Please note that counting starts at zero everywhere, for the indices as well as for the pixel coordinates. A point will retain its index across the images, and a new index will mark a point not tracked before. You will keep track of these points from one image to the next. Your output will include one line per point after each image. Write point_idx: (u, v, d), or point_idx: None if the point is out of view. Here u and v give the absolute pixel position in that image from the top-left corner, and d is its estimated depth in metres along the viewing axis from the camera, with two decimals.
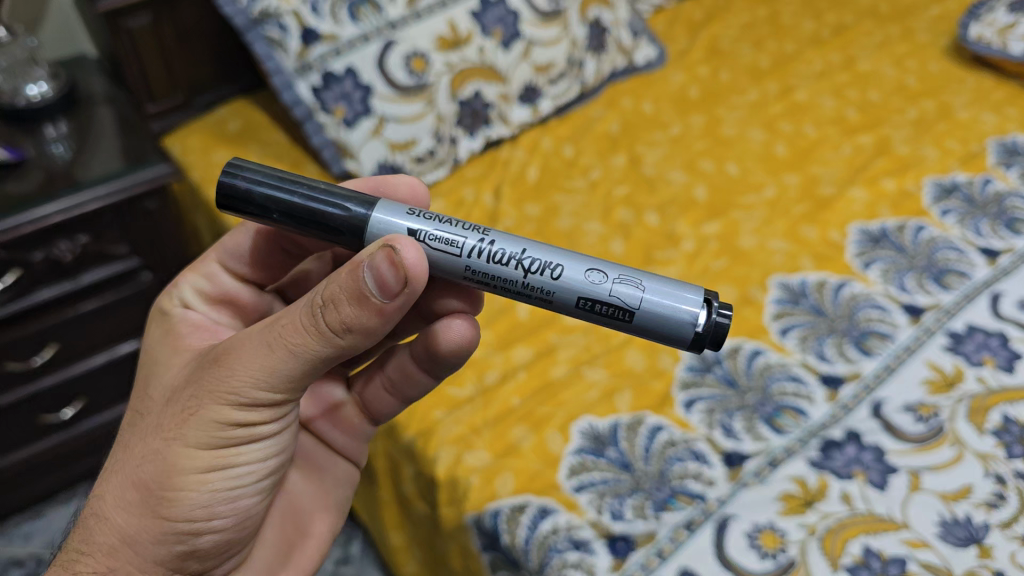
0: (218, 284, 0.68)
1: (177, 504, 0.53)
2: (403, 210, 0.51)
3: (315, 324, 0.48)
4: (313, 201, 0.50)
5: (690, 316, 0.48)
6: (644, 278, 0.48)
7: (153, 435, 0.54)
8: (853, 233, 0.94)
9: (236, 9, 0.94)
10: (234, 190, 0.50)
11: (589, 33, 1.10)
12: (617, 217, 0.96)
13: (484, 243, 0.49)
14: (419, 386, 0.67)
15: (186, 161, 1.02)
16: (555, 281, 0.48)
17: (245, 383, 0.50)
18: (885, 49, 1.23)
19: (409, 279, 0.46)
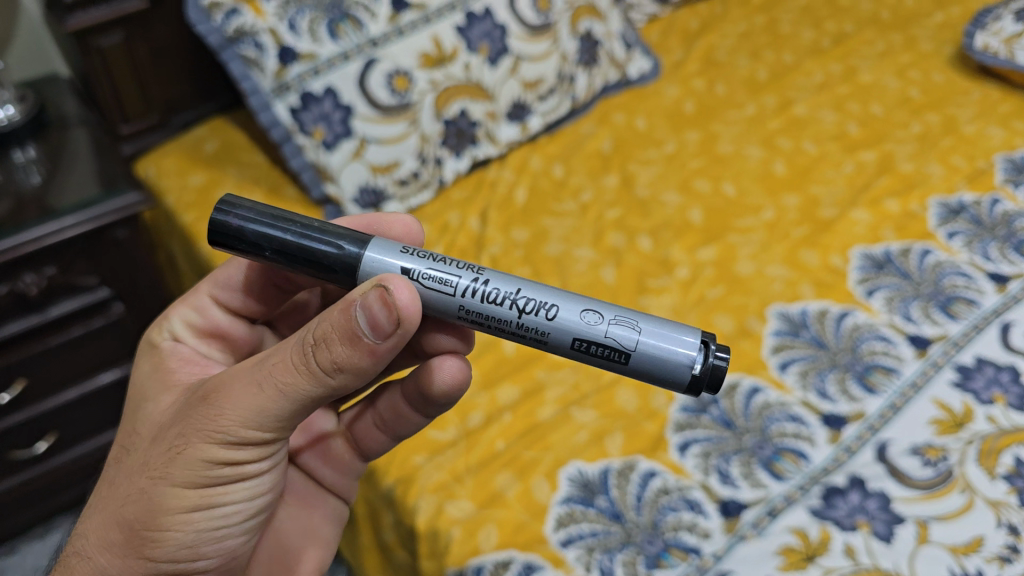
0: (210, 317, 0.65)
1: (163, 542, 0.51)
2: (396, 248, 0.49)
3: (304, 365, 0.47)
4: (306, 239, 0.48)
5: (688, 358, 0.46)
6: (640, 320, 0.46)
7: (140, 473, 0.51)
8: (856, 257, 0.90)
9: (209, 27, 0.90)
10: (225, 228, 0.48)
11: (580, 46, 1.05)
12: (609, 242, 0.92)
13: (478, 283, 0.47)
14: (411, 426, 0.64)
15: (160, 184, 0.98)
16: (550, 321, 0.46)
17: (234, 423, 0.48)
18: (887, 59, 1.18)
19: (402, 320, 0.45)
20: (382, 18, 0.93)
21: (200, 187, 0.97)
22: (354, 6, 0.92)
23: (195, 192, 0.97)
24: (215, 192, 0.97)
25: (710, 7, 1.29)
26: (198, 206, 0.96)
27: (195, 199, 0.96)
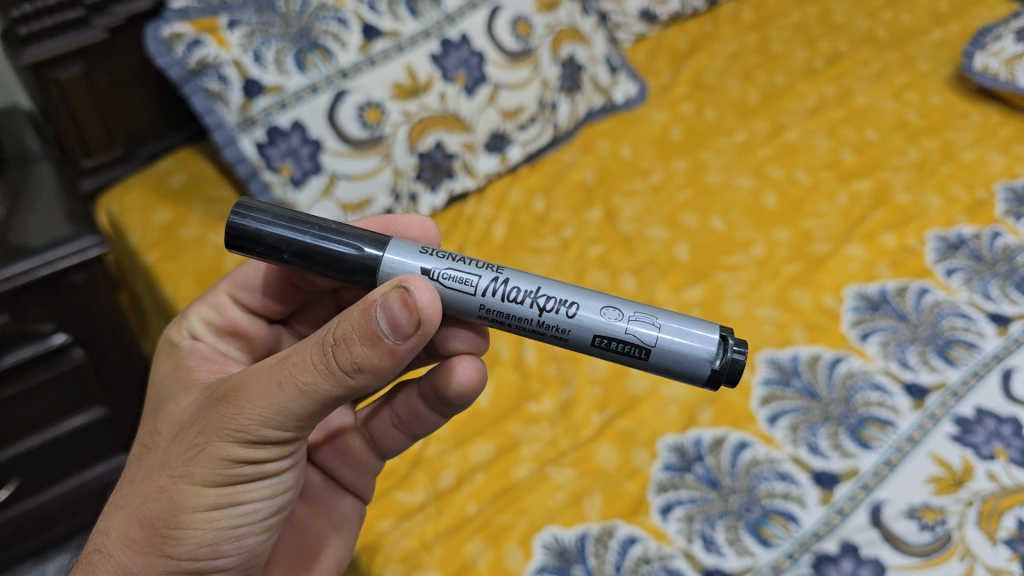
0: (228, 316, 0.64)
1: (182, 544, 0.48)
2: (415, 249, 0.48)
3: (325, 361, 0.44)
4: (325, 241, 0.47)
5: (707, 353, 0.46)
6: (660, 316, 0.46)
7: (159, 471, 0.49)
8: (850, 297, 0.86)
9: (171, 60, 0.86)
10: (243, 231, 0.47)
11: (562, 72, 1.01)
12: (591, 281, 0.88)
13: (498, 282, 0.47)
14: (429, 424, 0.62)
15: (124, 221, 0.94)
16: (571, 319, 0.46)
17: (256, 421, 0.46)
18: (883, 80, 1.14)
19: (423, 321, 0.44)
20: (352, 47, 0.89)
21: (165, 224, 0.93)
22: (323, 36, 0.88)
23: (159, 230, 0.93)
24: (181, 229, 0.93)
25: (700, 25, 1.25)
26: (162, 244, 0.91)
27: (159, 237, 0.92)
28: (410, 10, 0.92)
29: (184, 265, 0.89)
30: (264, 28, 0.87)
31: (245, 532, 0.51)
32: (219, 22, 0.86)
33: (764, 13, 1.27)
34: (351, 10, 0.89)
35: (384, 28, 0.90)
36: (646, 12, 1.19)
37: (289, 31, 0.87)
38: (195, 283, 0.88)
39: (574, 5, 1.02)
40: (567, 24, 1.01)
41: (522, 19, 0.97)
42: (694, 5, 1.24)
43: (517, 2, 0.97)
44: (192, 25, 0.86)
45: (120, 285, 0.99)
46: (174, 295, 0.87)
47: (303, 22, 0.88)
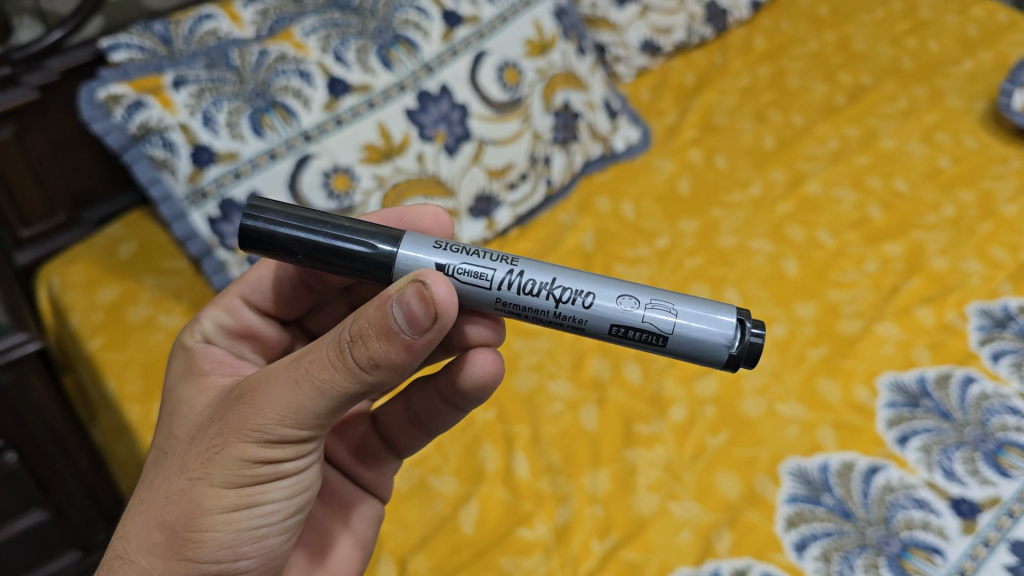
0: (240, 318, 0.61)
1: (203, 549, 0.45)
2: (429, 244, 0.46)
3: (342, 356, 0.42)
4: (339, 239, 0.46)
5: (725, 338, 0.44)
6: (677, 302, 0.45)
7: (177, 474, 0.46)
8: (884, 389, 0.76)
9: (109, 125, 0.75)
10: (255, 232, 0.45)
11: (556, 122, 0.90)
12: (590, 370, 0.77)
13: (513, 275, 0.46)
14: (449, 420, 0.59)
15: (65, 300, 0.84)
16: (587, 309, 0.45)
17: (274, 419, 0.44)
18: (910, 120, 1.04)
19: (441, 314, 0.42)
20: (317, 105, 0.78)
21: (111, 303, 0.83)
22: (283, 93, 0.77)
23: (104, 311, 0.82)
24: (128, 309, 0.82)
25: (708, 56, 1.14)
26: (107, 328, 0.81)
27: (105, 319, 0.82)
28: (382, 61, 0.81)
29: (130, 354, 0.79)
30: (214, 86, 0.76)
31: (268, 537, 0.48)
32: (163, 81, 0.76)
33: (778, 40, 1.16)
34: (314, 62, 0.79)
35: (353, 82, 0.80)
36: (647, 44, 1.09)
37: (244, 89, 0.77)
38: (141, 377, 0.77)
39: (568, 46, 0.92)
40: (561, 67, 0.91)
41: (509, 65, 0.86)
42: (701, 33, 1.13)
43: (503, 46, 0.86)
44: (132, 85, 0.75)
45: (63, 370, 0.88)
46: (118, 390, 0.77)
47: (259, 78, 0.77)
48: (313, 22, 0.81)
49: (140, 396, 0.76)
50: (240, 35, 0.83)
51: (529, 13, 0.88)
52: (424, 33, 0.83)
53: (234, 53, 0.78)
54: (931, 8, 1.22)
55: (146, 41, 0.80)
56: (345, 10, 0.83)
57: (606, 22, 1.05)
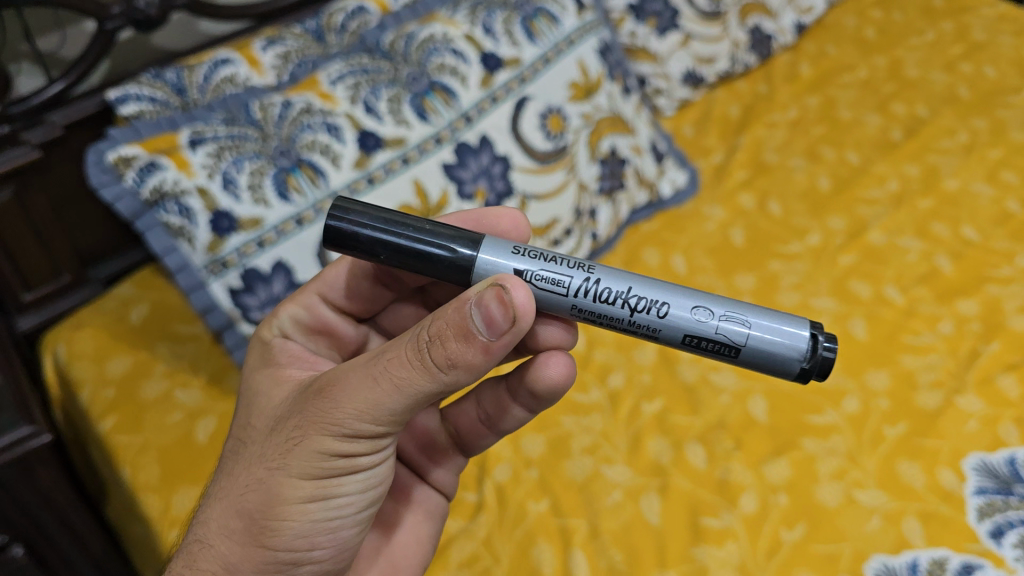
0: (318, 315, 0.63)
1: (282, 535, 0.47)
2: (507, 249, 0.47)
3: (420, 356, 0.44)
4: (419, 243, 0.47)
5: (798, 352, 0.44)
6: (751, 315, 0.44)
7: (258, 463, 0.49)
8: (972, 473, 0.68)
9: (120, 190, 0.68)
10: (342, 233, 0.47)
11: (602, 170, 0.85)
12: (649, 452, 0.71)
13: (590, 282, 0.46)
14: (515, 421, 0.60)
15: (73, 373, 0.77)
16: (662, 319, 0.45)
17: (353, 415, 0.45)
18: (973, 156, 0.96)
19: (518, 318, 0.43)
20: (347, 163, 0.71)
21: (124, 376, 0.76)
22: (309, 150, 0.70)
23: (116, 386, 0.75)
24: (142, 384, 0.76)
25: (752, 85, 1.11)
26: (120, 406, 0.74)
27: (117, 395, 0.75)
28: (417, 112, 0.74)
29: (145, 437, 0.72)
30: (235, 144, 0.69)
31: (340, 527, 0.50)
32: (179, 139, 0.68)
33: (825, 66, 1.12)
34: (343, 114, 0.72)
35: (386, 135, 0.73)
36: (690, 74, 1.06)
37: (267, 146, 0.70)
38: (158, 463, 0.70)
39: (614, 87, 0.87)
40: (607, 110, 0.85)
41: (553, 112, 0.80)
42: (745, 61, 1.11)
43: (546, 91, 0.80)
44: (145, 145, 0.68)
45: (72, 445, 0.82)
46: (133, 479, 0.70)
47: (284, 133, 0.70)
48: (339, 68, 0.74)
49: (157, 485, 0.69)
50: (261, 82, 0.76)
51: (573, 54, 0.83)
52: (461, 79, 0.76)
53: (256, 105, 0.71)
54: (985, 29, 1.15)
55: (158, 91, 0.72)
56: (374, 53, 0.76)
57: (647, 53, 1.02)
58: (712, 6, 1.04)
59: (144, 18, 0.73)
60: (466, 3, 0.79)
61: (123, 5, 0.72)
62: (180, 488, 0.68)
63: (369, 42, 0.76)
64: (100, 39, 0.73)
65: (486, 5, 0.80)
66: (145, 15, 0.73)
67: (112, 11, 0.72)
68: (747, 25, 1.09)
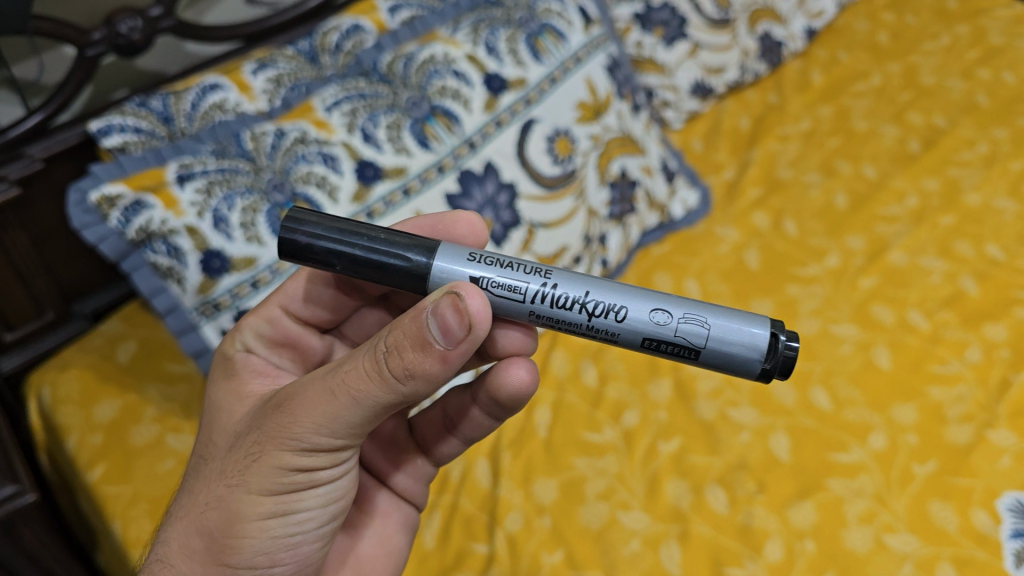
0: (282, 328, 0.60)
1: (241, 551, 0.47)
2: (463, 257, 0.46)
3: (376, 369, 0.43)
4: (375, 252, 0.45)
5: (758, 353, 0.43)
6: (710, 316, 0.43)
7: (217, 480, 0.48)
8: (1007, 514, 0.64)
9: (105, 231, 0.64)
10: (294, 246, 0.46)
11: (612, 194, 0.82)
12: (667, 496, 0.67)
13: (547, 288, 0.45)
14: (482, 429, 0.59)
15: (59, 418, 0.73)
16: (620, 323, 0.44)
17: (309, 430, 0.44)
18: (994, 168, 0.93)
19: (474, 326, 0.42)
20: (345, 196, 0.67)
21: (112, 420, 0.73)
22: (304, 183, 0.66)
23: (104, 431, 0.72)
24: (132, 430, 0.72)
25: (762, 95, 1.09)
26: (109, 453, 0.71)
27: (105, 441, 0.71)
28: (418, 139, 0.70)
29: (135, 487, 0.69)
30: (226, 178, 0.65)
31: (302, 542, 0.49)
32: (166, 175, 0.64)
33: (837, 74, 1.10)
34: (340, 143, 0.68)
35: (385, 165, 0.69)
36: (699, 86, 1.03)
37: (260, 180, 0.66)
38: (150, 516, 0.67)
39: (623, 105, 0.85)
40: (617, 130, 0.83)
41: (561, 134, 0.77)
42: (755, 69, 1.08)
43: (552, 113, 0.77)
44: (129, 182, 0.64)
45: (60, 489, 0.78)
46: (124, 535, 0.66)
47: (277, 164, 0.67)
48: (334, 93, 0.70)
49: (150, 539, 0.65)
50: (252, 107, 0.70)
51: (581, 72, 0.80)
52: (464, 103, 0.73)
53: (247, 134, 0.67)
54: (1002, 33, 1.12)
55: (143, 121, 0.68)
56: (371, 76, 0.72)
57: (653, 64, 0.99)
58: (721, 13, 1.01)
59: (127, 43, 0.70)
60: (467, 20, 0.76)
61: (105, 31, 0.69)
62: None
63: (365, 64, 0.72)
64: (81, 66, 0.69)
65: (488, 23, 0.76)
66: (127, 41, 0.70)
67: (93, 36, 0.68)
68: (757, 33, 1.06)
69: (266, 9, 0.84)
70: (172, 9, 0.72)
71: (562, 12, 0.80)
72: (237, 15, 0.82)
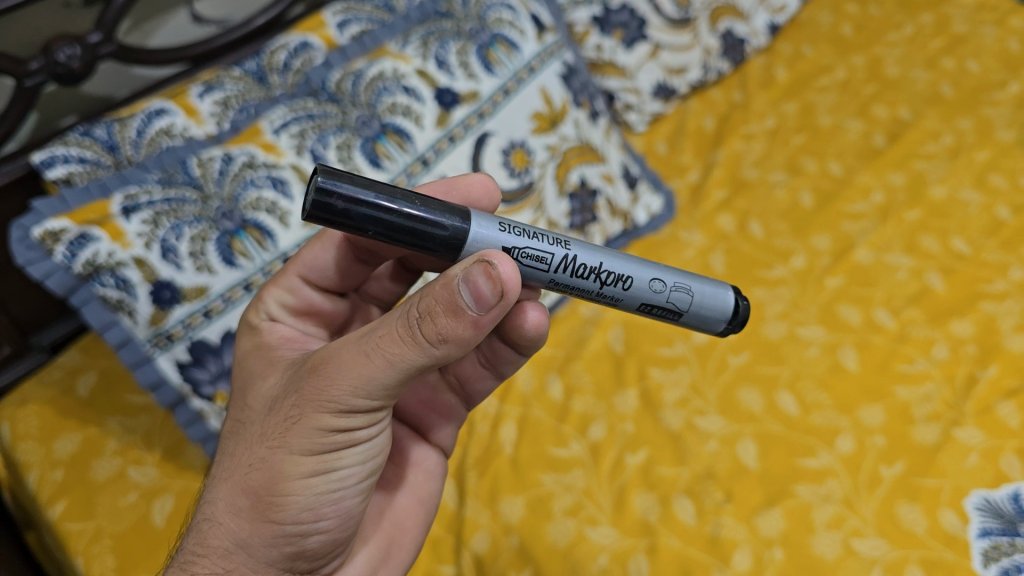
0: (303, 297, 0.59)
1: (286, 512, 0.45)
2: (497, 226, 0.43)
3: (410, 332, 0.41)
4: (413, 217, 0.41)
5: (724, 317, 0.48)
6: (697, 285, 0.47)
7: (258, 443, 0.46)
8: (975, 514, 0.63)
9: (50, 265, 0.62)
10: (330, 209, 0.39)
11: (572, 205, 0.81)
12: (634, 510, 0.67)
13: (569, 258, 0.44)
14: (511, 362, 0.58)
15: (18, 455, 0.74)
16: (626, 292, 0.45)
17: (347, 390, 0.43)
18: (960, 160, 0.92)
19: (507, 293, 0.40)
20: (296, 220, 0.68)
21: (72, 455, 0.73)
22: (254, 210, 0.66)
23: (65, 467, 0.73)
24: (93, 465, 0.73)
25: (726, 93, 1.08)
26: (70, 489, 0.71)
27: (66, 477, 0.72)
28: (370, 158, 0.70)
29: (98, 522, 0.69)
30: (173, 209, 0.64)
31: (344, 500, 0.47)
32: (111, 208, 0.63)
33: (800, 68, 1.09)
34: (289, 166, 0.68)
35: None
36: (661, 87, 1.02)
37: (208, 208, 0.65)
38: (113, 551, 0.67)
39: (580, 113, 0.85)
40: (575, 139, 0.83)
41: (516, 146, 0.78)
42: (718, 67, 1.07)
43: (508, 126, 0.78)
44: (73, 216, 0.63)
45: (24, 526, 0.80)
46: (87, 572, 0.66)
47: (226, 191, 0.66)
48: (283, 114, 0.70)
49: None
50: (201, 131, 0.70)
51: (535, 82, 0.81)
52: (416, 119, 0.73)
53: (194, 161, 0.66)
54: (966, 21, 1.12)
55: (87, 151, 0.66)
56: (320, 96, 0.71)
57: (614, 67, 0.98)
58: (681, 12, 1.01)
59: (66, 71, 0.69)
60: (417, 33, 0.76)
61: (43, 60, 0.68)
62: None
63: (314, 83, 0.71)
64: (20, 97, 0.68)
65: (438, 35, 0.76)
66: (67, 68, 0.69)
67: (30, 67, 0.67)
68: (718, 31, 1.06)
69: (214, 27, 0.84)
70: (112, 34, 0.71)
71: (513, 21, 0.80)
72: (184, 35, 0.82)
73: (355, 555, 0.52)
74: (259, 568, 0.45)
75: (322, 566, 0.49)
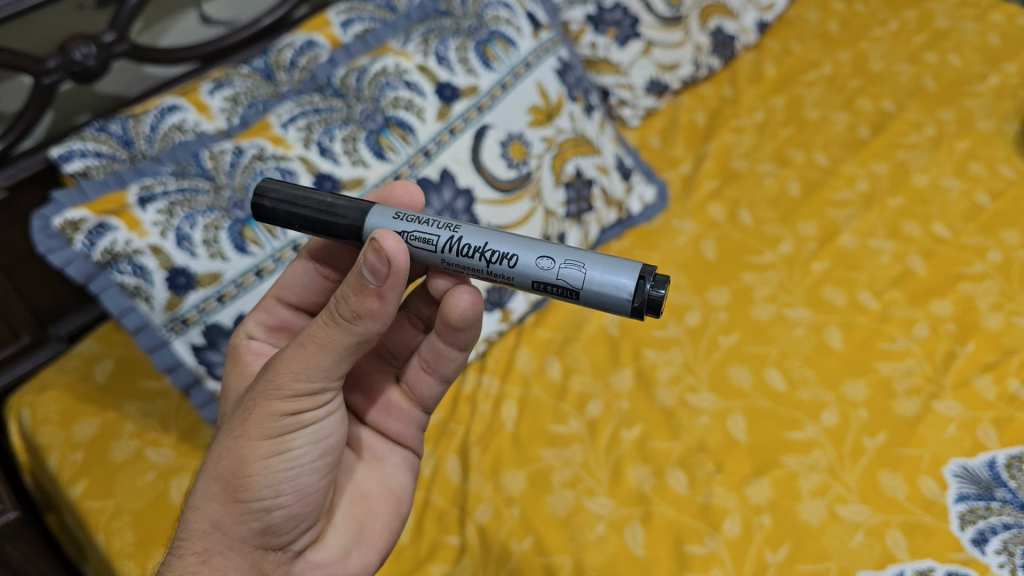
0: (276, 314, 0.63)
1: (251, 491, 0.48)
2: (389, 214, 0.48)
3: (332, 317, 0.45)
4: (321, 212, 0.49)
5: (625, 292, 0.44)
6: (587, 259, 0.45)
7: (222, 434, 0.49)
8: (953, 480, 0.67)
9: (70, 254, 0.66)
10: (259, 209, 0.49)
11: (569, 194, 0.85)
12: (630, 481, 0.70)
13: (452, 238, 0.47)
14: (453, 364, 0.61)
15: (40, 438, 0.78)
16: (510, 267, 0.46)
17: (291, 374, 0.47)
18: (941, 149, 0.96)
19: (393, 264, 0.43)
20: None
21: (91, 438, 0.77)
22: None
23: (84, 449, 0.76)
24: (112, 446, 0.76)
25: (718, 88, 1.12)
26: (90, 470, 0.75)
27: (85, 458, 0.75)
28: (375, 150, 0.74)
29: (118, 500, 0.72)
30: (186, 199, 0.68)
31: (303, 477, 0.50)
32: (127, 198, 0.67)
33: (788, 63, 1.13)
34: (297, 158, 0.71)
35: (344, 176, 0.72)
36: (654, 83, 1.06)
37: (221, 198, 0.69)
38: (132, 527, 0.70)
39: (575, 107, 0.89)
40: (571, 131, 0.87)
41: (515, 138, 0.81)
42: (709, 64, 1.11)
43: (506, 119, 0.81)
44: (91, 207, 0.67)
45: (45, 509, 0.83)
46: (108, 547, 0.70)
47: (237, 182, 0.70)
48: (289, 109, 0.74)
49: (133, 550, 0.69)
50: (211, 127, 0.74)
51: (532, 77, 0.84)
52: (418, 113, 0.76)
53: (206, 154, 0.70)
54: (947, 16, 1.16)
55: (103, 145, 0.70)
56: (326, 91, 0.75)
57: (608, 64, 1.03)
58: (672, 12, 1.05)
59: (82, 69, 0.72)
60: (417, 31, 0.80)
61: (60, 59, 0.71)
62: (154, 552, 0.68)
63: (320, 79, 0.76)
64: (39, 94, 0.71)
65: (438, 33, 0.80)
66: (83, 66, 0.72)
67: (48, 65, 0.70)
68: (709, 28, 1.10)
69: (223, 28, 0.87)
70: (125, 34, 0.74)
71: (510, 19, 0.84)
72: (194, 34, 0.85)
73: (326, 535, 0.55)
74: (233, 545, 0.48)
75: (291, 542, 0.52)
